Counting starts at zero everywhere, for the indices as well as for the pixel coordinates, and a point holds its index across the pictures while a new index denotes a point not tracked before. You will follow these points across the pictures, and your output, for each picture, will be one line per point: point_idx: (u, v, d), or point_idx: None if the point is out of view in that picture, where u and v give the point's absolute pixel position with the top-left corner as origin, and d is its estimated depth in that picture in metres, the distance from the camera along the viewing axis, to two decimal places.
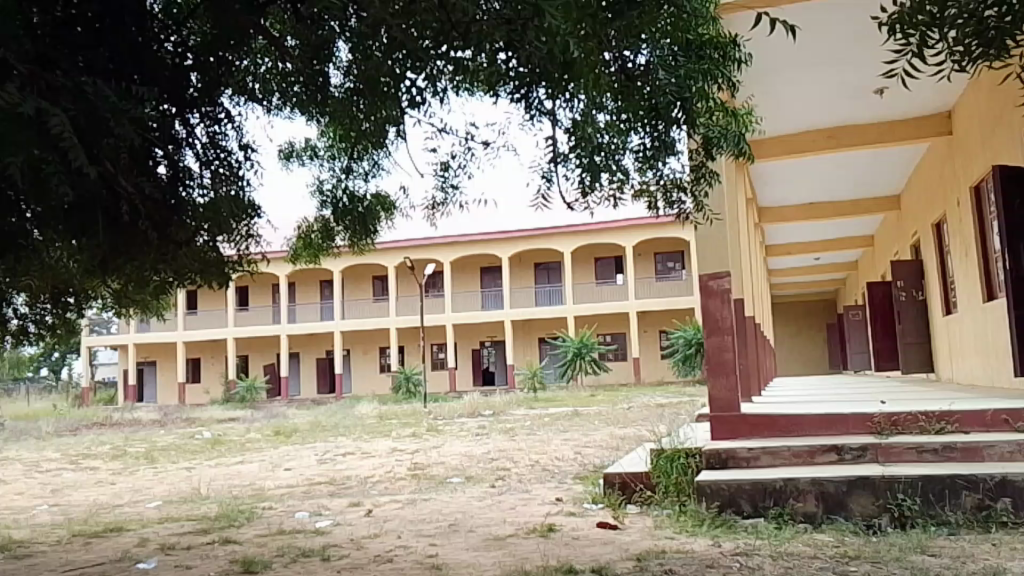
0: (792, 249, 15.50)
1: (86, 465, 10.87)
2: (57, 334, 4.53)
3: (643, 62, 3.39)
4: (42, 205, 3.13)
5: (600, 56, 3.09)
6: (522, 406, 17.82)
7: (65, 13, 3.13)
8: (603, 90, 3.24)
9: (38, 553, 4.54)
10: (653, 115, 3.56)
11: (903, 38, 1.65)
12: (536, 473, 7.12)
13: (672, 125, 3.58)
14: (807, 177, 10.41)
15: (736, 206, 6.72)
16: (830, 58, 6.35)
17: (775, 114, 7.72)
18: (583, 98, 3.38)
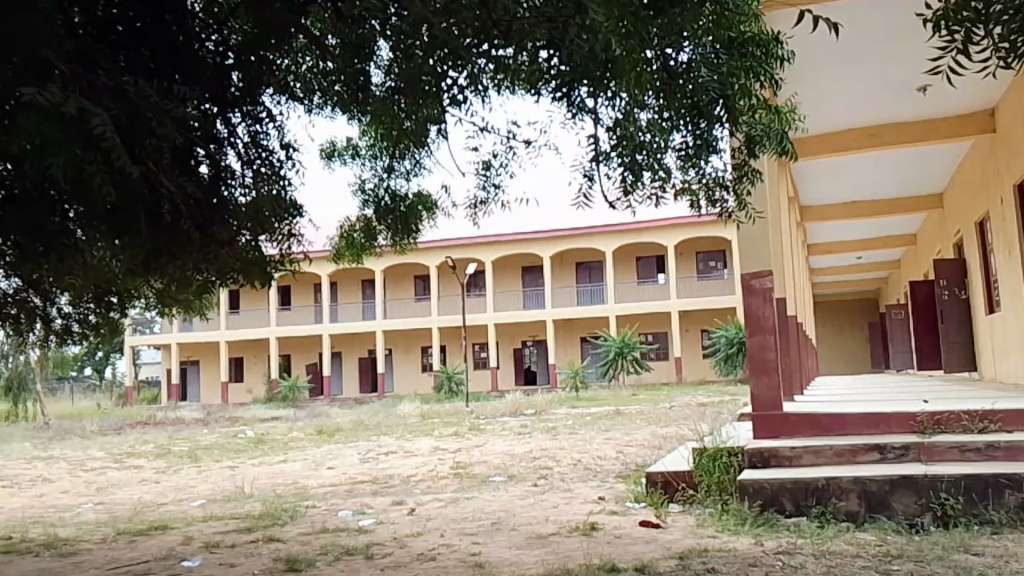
0: (832, 249, 15.51)
1: (133, 463, 10.98)
2: (101, 334, 4.60)
3: (685, 60, 3.25)
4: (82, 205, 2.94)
5: (641, 55, 2.94)
6: (563, 406, 17.78)
7: (105, 13, 3.08)
8: (646, 87, 3.09)
9: (83, 550, 4.67)
10: (692, 112, 3.37)
11: (947, 33, 1.68)
12: (579, 472, 7.13)
13: (715, 123, 3.37)
14: (846, 177, 10.42)
15: (779, 205, 6.76)
16: (871, 57, 6.34)
17: (817, 113, 7.71)
18: (626, 97, 3.24)
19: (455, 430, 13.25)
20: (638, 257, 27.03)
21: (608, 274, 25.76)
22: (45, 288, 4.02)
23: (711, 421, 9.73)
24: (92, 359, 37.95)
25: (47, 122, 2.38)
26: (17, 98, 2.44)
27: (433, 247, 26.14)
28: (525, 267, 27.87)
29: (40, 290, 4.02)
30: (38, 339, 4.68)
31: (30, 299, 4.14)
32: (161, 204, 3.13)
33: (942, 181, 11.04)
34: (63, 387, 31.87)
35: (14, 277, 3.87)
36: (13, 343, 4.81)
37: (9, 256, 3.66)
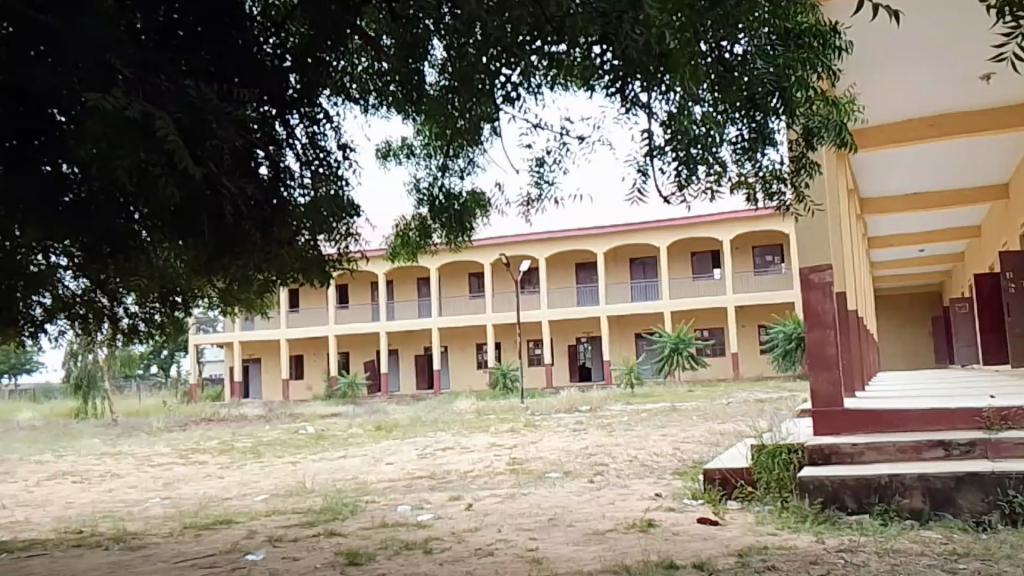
0: (894, 241, 15.25)
1: (200, 458, 11.31)
2: (166, 332, 4.75)
3: (740, 53, 2.81)
4: (147, 207, 2.93)
5: (696, 47, 2.60)
6: (618, 402, 17.74)
7: (167, 19, 3.00)
8: (701, 83, 2.70)
9: (152, 545, 5.05)
10: (748, 105, 2.94)
11: (1012, 19, 1.55)
12: (636, 468, 7.16)
13: (770, 115, 2.94)
14: (907, 168, 10.21)
15: (839, 198, 6.68)
16: (934, 45, 6.22)
17: (878, 103, 7.57)
18: (680, 91, 2.77)
19: (512, 426, 13.34)
20: (693, 252, 26.77)
21: (663, 269, 25.60)
22: (113, 289, 4.13)
23: (769, 418, 9.64)
24: (157, 358, 39.15)
25: (107, 128, 2.31)
26: (83, 103, 2.45)
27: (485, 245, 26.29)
28: (578, 263, 27.82)
29: (108, 291, 4.13)
30: (106, 338, 4.88)
31: (98, 299, 4.29)
32: (224, 205, 3.10)
33: (1007, 170, 10.74)
34: (129, 384, 32.89)
35: (82, 278, 3.97)
36: (82, 344, 5.02)
37: (77, 260, 3.67)
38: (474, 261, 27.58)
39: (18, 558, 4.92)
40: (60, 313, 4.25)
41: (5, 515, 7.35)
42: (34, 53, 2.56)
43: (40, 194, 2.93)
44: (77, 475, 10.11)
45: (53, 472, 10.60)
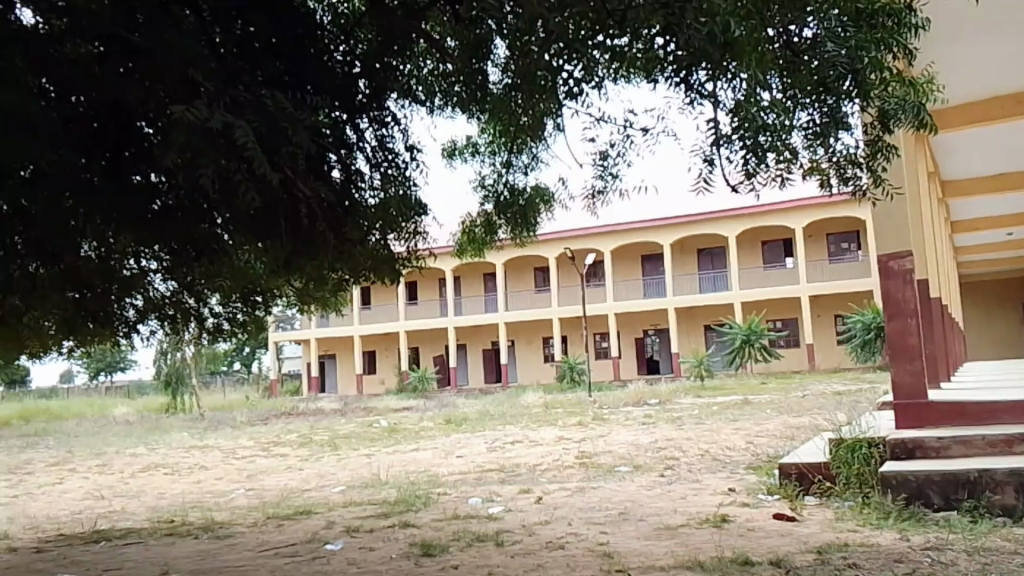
0: (980, 225, 14.50)
1: (280, 451, 11.72)
2: (248, 329, 5.00)
3: (810, 36, 2.70)
4: (229, 212, 3.05)
5: (763, 32, 2.53)
6: (688, 395, 17.52)
7: (243, 32, 3.08)
8: (769, 68, 2.60)
9: (238, 534, 5.29)
10: (819, 88, 2.77)
11: None
12: (708, 463, 7.06)
13: (844, 99, 2.77)
14: (991, 148, 9.68)
15: (918, 179, 6.41)
16: (1018, 18, 5.88)
17: (957, 81, 7.20)
18: (747, 78, 2.66)
19: (580, 419, 13.35)
20: (764, 241, 26.09)
21: (732, 259, 25.04)
22: (199, 291, 4.32)
23: (846, 410, 9.35)
24: (240, 354, 40.91)
25: (185, 134, 2.41)
26: (169, 115, 2.59)
27: (549, 239, 26.30)
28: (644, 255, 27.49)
29: (194, 293, 4.32)
30: (193, 337, 5.15)
31: (185, 300, 4.48)
32: (299, 207, 3.18)
33: None
34: (215, 380, 34.36)
35: (171, 281, 4.17)
36: (171, 343, 5.29)
37: (166, 263, 3.86)
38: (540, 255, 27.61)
39: (115, 546, 5.23)
40: (151, 314, 4.47)
41: (105, 505, 7.83)
42: (124, 69, 2.74)
43: (130, 201, 3.08)
44: (168, 467, 10.67)
45: (146, 464, 11.18)
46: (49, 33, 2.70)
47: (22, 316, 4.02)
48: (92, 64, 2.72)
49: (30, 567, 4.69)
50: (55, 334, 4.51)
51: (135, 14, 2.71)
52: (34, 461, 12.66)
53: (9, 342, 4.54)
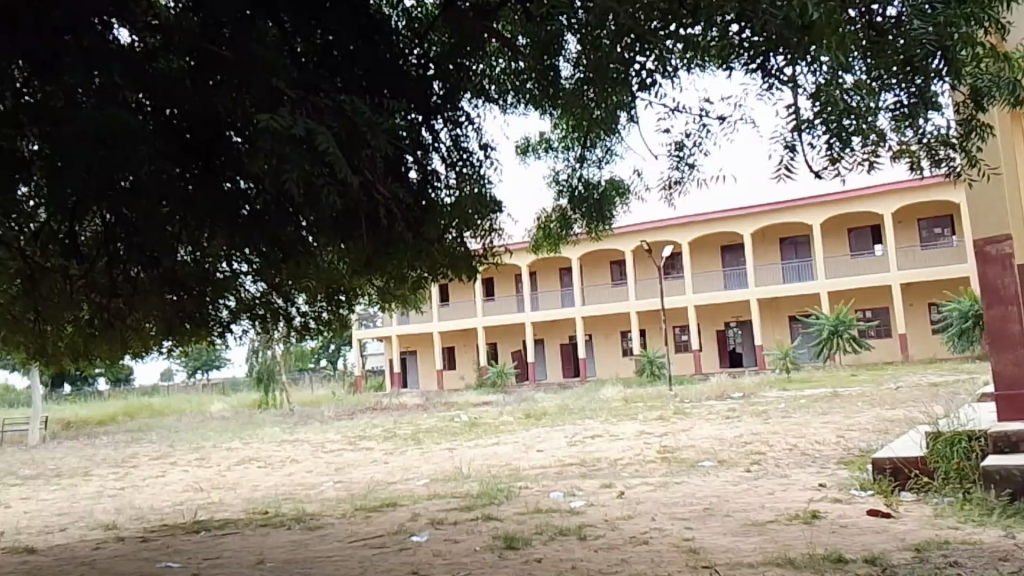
0: None
1: (366, 445, 12.10)
2: (333, 327, 5.20)
3: (894, 15, 2.55)
4: (311, 216, 3.12)
5: (845, 13, 2.41)
6: (774, 388, 17.06)
7: (323, 41, 3.20)
8: (851, 51, 2.48)
9: (328, 524, 5.50)
10: (907, 69, 2.61)
11: None
12: (796, 457, 6.86)
13: (933, 78, 2.62)
14: None
15: (1016, 159, 6.06)
16: None
17: None
18: (830, 62, 2.53)
19: (661, 413, 13.21)
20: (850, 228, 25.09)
21: (816, 248, 24.17)
22: (286, 291, 4.50)
23: (944, 402, 8.91)
24: (326, 351, 42.46)
25: (268, 141, 2.51)
26: (255, 124, 2.70)
27: (624, 232, 26.05)
28: (722, 246, 26.88)
29: (282, 292, 4.50)
30: (283, 335, 5.36)
31: (274, 300, 4.68)
32: (379, 210, 3.22)
33: None
34: (303, 376, 35.74)
35: (260, 281, 4.36)
36: (262, 343, 5.52)
37: (254, 266, 4.02)
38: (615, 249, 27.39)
39: (216, 535, 5.53)
40: (243, 314, 4.68)
41: (205, 496, 8.28)
42: (212, 82, 2.90)
43: (224, 204, 3.21)
44: (262, 460, 11.18)
45: (242, 457, 11.75)
46: (144, 49, 2.93)
47: (125, 316, 4.27)
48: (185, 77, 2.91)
49: (138, 555, 5.01)
50: (156, 335, 4.78)
51: (222, 29, 2.88)
52: (140, 455, 13.48)
53: (116, 343, 4.82)
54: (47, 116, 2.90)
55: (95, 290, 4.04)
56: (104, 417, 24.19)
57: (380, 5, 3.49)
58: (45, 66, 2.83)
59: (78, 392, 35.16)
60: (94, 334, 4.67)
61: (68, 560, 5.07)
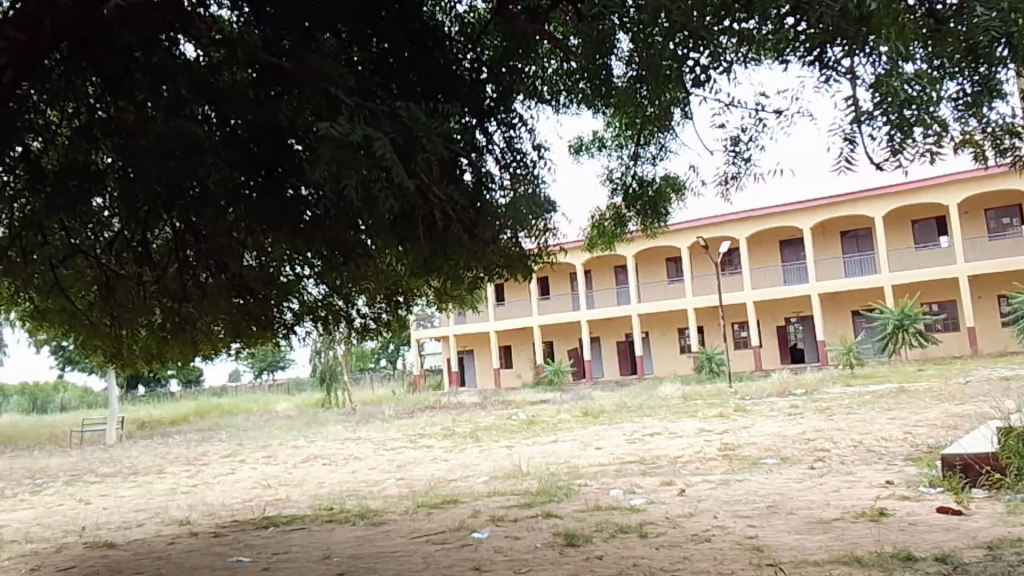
0: None
1: (426, 443, 12.28)
2: (392, 327, 5.33)
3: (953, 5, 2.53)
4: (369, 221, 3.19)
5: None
6: (837, 384, 16.64)
7: (378, 49, 3.32)
8: (910, 40, 2.44)
9: (391, 521, 5.64)
10: (969, 56, 2.54)
11: None
12: (862, 454, 6.70)
13: (999, 65, 2.53)
14: None
15: None
16: None
17: None
18: (888, 51, 2.48)
19: (721, 410, 13.01)
20: (914, 220, 24.23)
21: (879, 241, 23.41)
22: (347, 293, 4.63)
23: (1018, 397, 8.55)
24: (385, 351, 43.15)
25: (329, 147, 2.59)
26: (315, 132, 2.79)
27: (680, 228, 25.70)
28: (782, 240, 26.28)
29: (343, 295, 4.63)
30: (343, 336, 5.50)
31: (335, 302, 4.81)
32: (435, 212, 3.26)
33: None
34: (363, 376, 36.36)
35: (322, 284, 4.49)
36: (324, 343, 5.67)
37: (316, 269, 4.15)
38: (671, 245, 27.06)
39: (285, 530, 5.74)
40: (306, 316, 4.82)
41: (273, 493, 8.56)
42: (273, 93, 3.05)
43: (287, 210, 3.32)
44: (326, 458, 11.46)
45: (307, 456, 12.06)
46: (208, 63, 3.20)
47: (195, 320, 4.46)
48: (248, 88, 3.11)
49: (211, 550, 5.23)
50: (224, 338, 4.94)
51: (282, 41, 3.12)
52: (210, 453, 13.98)
53: (186, 346, 4.99)
54: (123, 128, 3.20)
55: (167, 295, 4.22)
56: (175, 417, 25.12)
57: (433, 12, 3.56)
58: (115, 82, 3.11)
59: (150, 393, 36.66)
60: (166, 338, 4.83)
61: (146, 554, 5.32)
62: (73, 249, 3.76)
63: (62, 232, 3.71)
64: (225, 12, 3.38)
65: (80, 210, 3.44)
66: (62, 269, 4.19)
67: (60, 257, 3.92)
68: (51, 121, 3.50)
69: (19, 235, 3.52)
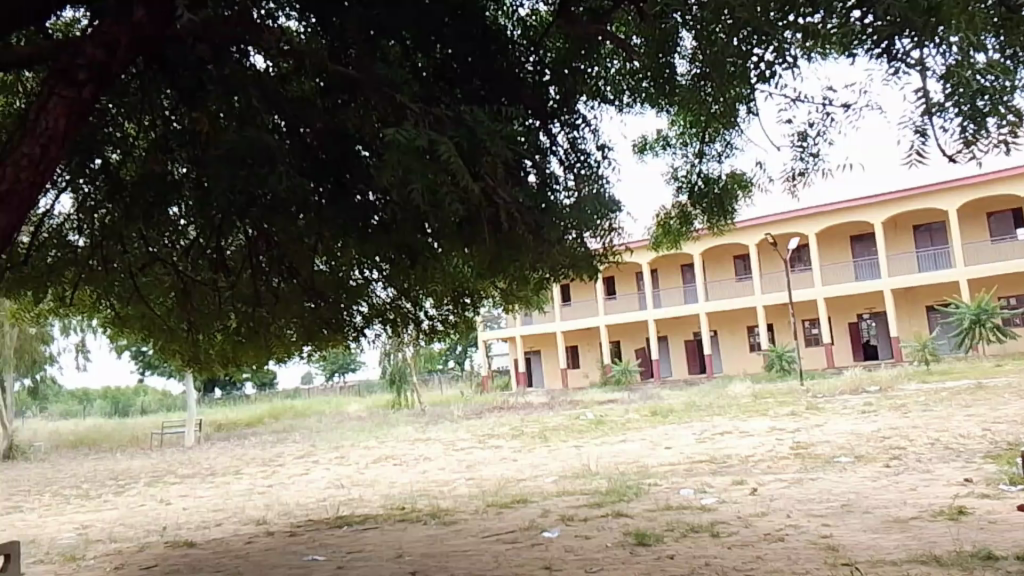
0: None
1: (496, 443, 12.50)
2: (459, 328, 5.48)
3: None
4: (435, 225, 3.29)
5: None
6: (912, 381, 16.07)
7: (442, 55, 3.46)
8: (983, 29, 2.39)
9: (463, 520, 5.80)
10: None
11: None
12: (940, 451, 6.51)
13: None
14: None
15: None
16: None
17: None
18: (960, 39, 2.44)
19: (792, 409, 12.78)
20: (990, 212, 23.17)
21: (953, 234, 22.46)
22: (414, 296, 4.80)
23: None
24: (454, 352, 43.82)
25: (398, 153, 2.67)
26: (382, 138, 2.90)
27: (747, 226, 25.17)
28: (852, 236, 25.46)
29: (411, 297, 4.80)
30: (412, 338, 5.67)
31: (403, 305, 4.97)
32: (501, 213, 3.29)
33: None
34: (432, 377, 37.00)
35: (391, 288, 4.66)
36: (393, 345, 5.84)
37: (384, 273, 4.31)
38: (738, 243, 26.56)
39: (360, 530, 5.97)
40: (375, 319, 5.00)
41: (347, 493, 8.86)
42: (341, 101, 3.19)
43: (355, 215, 3.45)
44: (398, 458, 11.77)
45: (380, 456, 12.42)
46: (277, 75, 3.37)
47: (268, 324, 4.67)
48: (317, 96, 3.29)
49: (288, 549, 5.48)
50: (297, 341, 5.16)
51: (347, 49, 3.27)
52: (286, 454, 14.53)
53: (261, 350, 5.20)
54: (195, 140, 3.38)
55: (241, 299, 4.43)
56: (251, 419, 26.13)
57: (496, 16, 3.67)
58: (192, 94, 3.20)
59: (227, 396, 38.27)
60: (241, 342, 5.05)
61: (224, 552, 5.63)
62: (151, 257, 3.99)
63: (142, 241, 3.93)
64: (292, 22, 3.53)
65: (156, 219, 3.67)
66: (141, 278, 4.40)
67: (139, 266, 4.15)
68: (129, 133, 3.70)
69: (101, 245, 3.75)
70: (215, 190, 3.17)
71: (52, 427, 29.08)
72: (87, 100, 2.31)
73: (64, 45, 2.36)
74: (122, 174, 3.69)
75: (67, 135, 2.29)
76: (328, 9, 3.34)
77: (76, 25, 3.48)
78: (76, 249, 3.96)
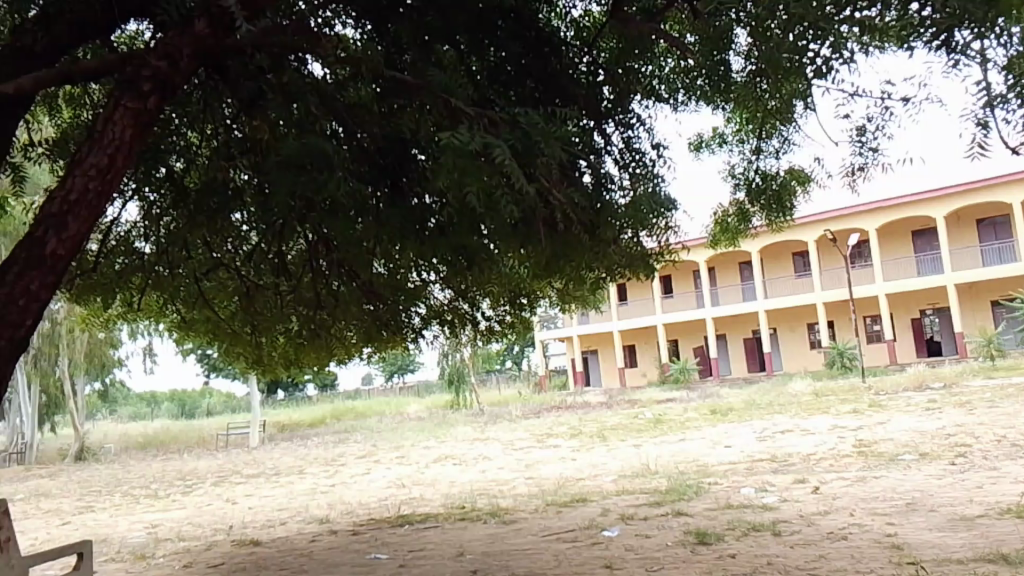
0: None
1: (554, 443, 12.60)
2: (517, 328, 5.59)
3: None
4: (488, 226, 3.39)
5: None
6: (982, 377, 15.51)
7: (497, 58, 3.57)
8: None
9: (523, 519, 5.92)
10: None
11: None
12: (1009, 449, 6.32)
13: None
14: None
15: None
16: None
17: None
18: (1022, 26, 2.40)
19: (855, 407, 12.50)
20: None
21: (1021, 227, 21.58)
22: (472, 296, 4.92)
23: None
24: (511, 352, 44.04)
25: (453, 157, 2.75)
26: (438, 141, 2.99)
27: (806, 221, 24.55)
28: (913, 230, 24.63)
29: (468, 299, 4.93)
30: (470, 339, 5.80)
31: (461, 306, 5.11)
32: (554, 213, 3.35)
33: None
34: (490, 377, 37.26)
35: (448, 289, 4.81)
36: (451, 346, 5.98)
37: (442, 274, 4.44)
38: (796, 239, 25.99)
39: (422, 528, 6.14)
40: (433, 320, 5.18)
41: (408, 492, 9.07)
42: (398, 106, 3.31)
43: (411, 218, 3.56)
44: (457, 458, 11.98)
45: (439, 455, 12.65)
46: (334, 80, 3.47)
47: (329, 326, 4.86)
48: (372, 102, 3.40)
49: (350, 547, 5.68)
50: (357, 343, 5.33)
51: (403, 54, 3.40)
52: (348, 454, 14.90)
53: (322, 352, 5.37)
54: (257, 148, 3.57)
55: (301, 302, 4.61)
56: (314, 420, 26.84)
57: (550, 18, 3.80)
58: (253, 103, 3.44)
59: (290, 398, 39.30)
60: (302, 344, 5.20)
61: (290, 550, 5.88)
62: (216, 262, 4.20)
63: (205, 247, 4.15)
64: (348, 29, 3.63)
65: (221, 225, 3.89)
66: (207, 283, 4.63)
67: (202, 271, 4.37)
68: (192, 143, 3.97)
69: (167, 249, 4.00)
70: (277, 196, 3.33)
71: (125, 430, 30.31)
72: (151, 111, 2.34)
73: (131, 56, 2.39)
74: (185, 183, 3.96)
75: (135, 142, 2.35)
76: (382, 16, 3.46)
77: (139, 38, 3.48)
78: (144, 255, 4.21)
